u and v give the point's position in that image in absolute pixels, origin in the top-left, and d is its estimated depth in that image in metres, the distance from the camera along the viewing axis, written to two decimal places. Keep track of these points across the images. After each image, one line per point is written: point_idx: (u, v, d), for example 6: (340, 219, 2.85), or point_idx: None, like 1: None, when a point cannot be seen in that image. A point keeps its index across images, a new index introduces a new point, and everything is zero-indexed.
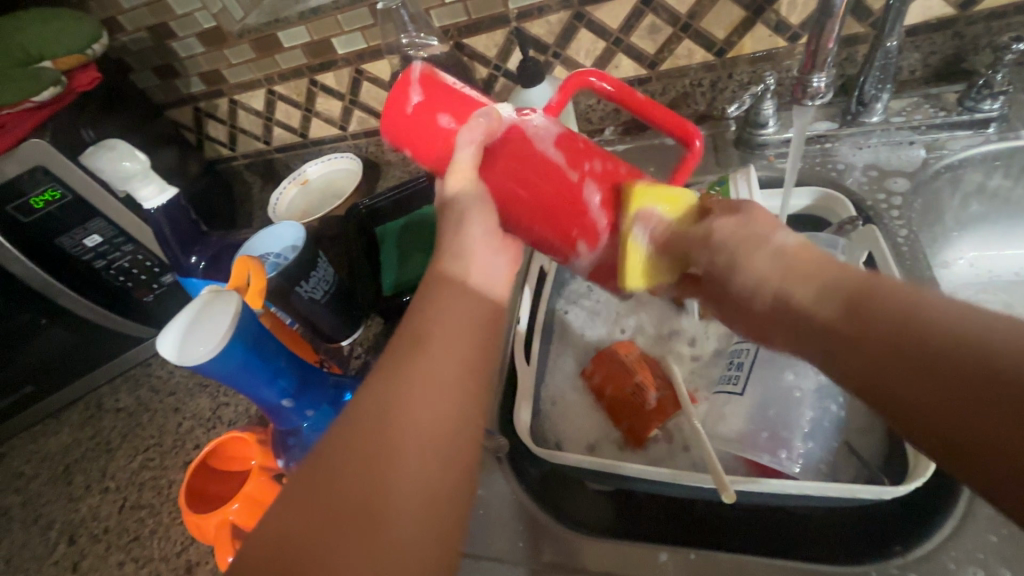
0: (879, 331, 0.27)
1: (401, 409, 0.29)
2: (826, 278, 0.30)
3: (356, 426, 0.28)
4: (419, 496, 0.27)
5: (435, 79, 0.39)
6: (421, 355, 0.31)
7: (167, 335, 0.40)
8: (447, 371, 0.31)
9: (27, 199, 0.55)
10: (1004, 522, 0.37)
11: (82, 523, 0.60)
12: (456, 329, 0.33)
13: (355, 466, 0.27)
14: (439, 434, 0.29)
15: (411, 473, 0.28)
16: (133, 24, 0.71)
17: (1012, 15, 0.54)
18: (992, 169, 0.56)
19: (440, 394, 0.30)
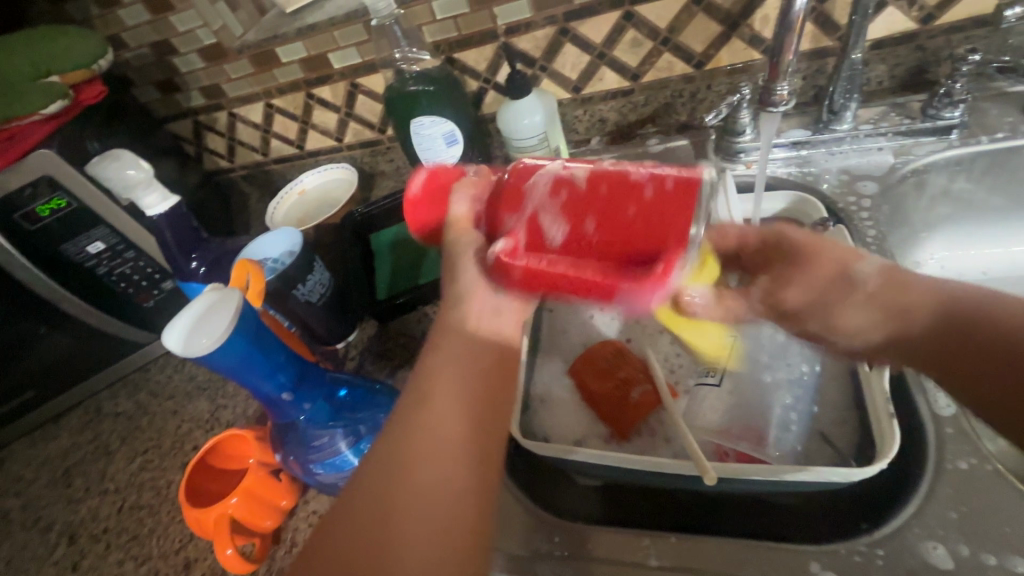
0: (894, 311, 0.36)
1: (413, 450, 0.34)
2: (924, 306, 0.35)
3: (364, 493, 0.32)
4: (428, 547, 0.31)
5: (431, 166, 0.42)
6: (421, 418, 0.35)
7: (173, 328, 0.42)
8: (449, 415, 0.35)
9: (32, 208, 0.57)
10: (963, 500, 0.40)
11: (82, 523, 0.61)
12: (454, 395, 0.36)
13: (365, 530, 0.31)
14: (443, 500, 0.32)
15: (414, 534, 0.31)
16: (135, 41, 0.74)
17: (969, 29, 0.57)
18: (955, 173, 0.60)
19: (440, 460, 0.33)
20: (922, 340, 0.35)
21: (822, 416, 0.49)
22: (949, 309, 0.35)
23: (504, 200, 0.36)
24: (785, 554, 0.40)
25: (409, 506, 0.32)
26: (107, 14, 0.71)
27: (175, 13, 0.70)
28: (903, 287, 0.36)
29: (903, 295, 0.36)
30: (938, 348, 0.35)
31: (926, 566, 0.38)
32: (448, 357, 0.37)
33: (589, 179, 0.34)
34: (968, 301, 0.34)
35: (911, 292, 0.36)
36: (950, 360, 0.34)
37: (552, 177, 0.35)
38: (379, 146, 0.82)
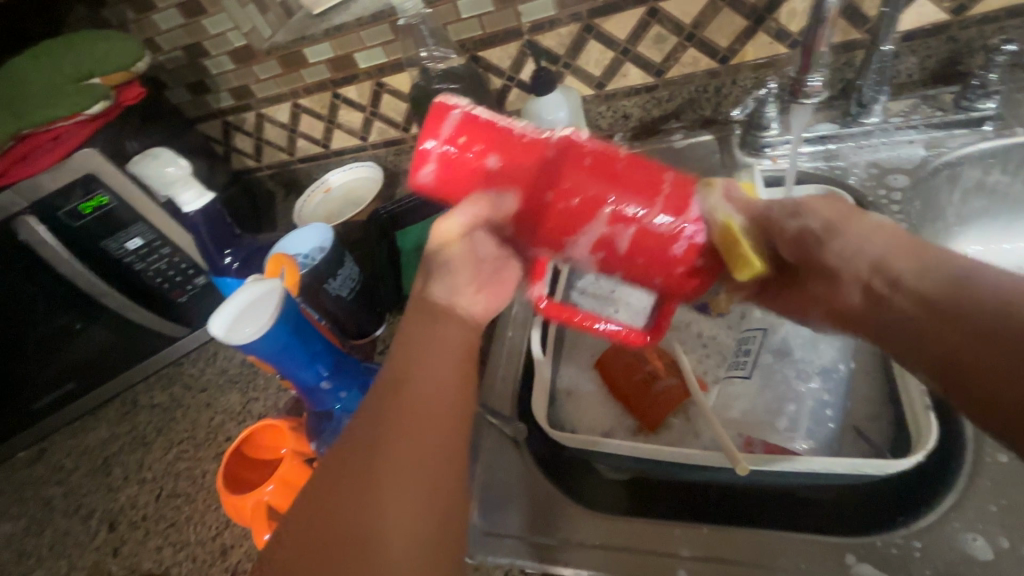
0: (894, 268, 0.33)
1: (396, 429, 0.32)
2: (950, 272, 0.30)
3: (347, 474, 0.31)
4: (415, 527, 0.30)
5: (454, 163, 0.36)
6: (404, 399, 0.33)
7: (223, 313, 0.44)
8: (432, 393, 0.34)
9: (75, 206, 0.60)
10: (1003, 493, 0.40)
11: (121, 511, 0.63)
12: (428, 375, 0.34)
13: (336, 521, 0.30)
14: (418, 478, 0.31)
15: (391, 517, 0.30)
16: (169, 44, 0.76)
17: (1004, 19, 0.56)
18: (989, 166, 0.59)
19: (414, 439, 0.32)
20: (920, 306, 0.31)
21: (855, 411, 0.49)
22: (948, 271, 0.31)
23: (537, 240, 0.38)
24: (821, 548, 0.40)
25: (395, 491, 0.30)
26: (142, 18, 0.74)
27: (208, 16, 0.72)
28: (914, 245, 0.33)
29: (920, 255, 0.32)
30: (920, 322, 0.31)
31: (967, 557, 0.38)
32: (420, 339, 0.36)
33: (626, 244, 0.37)
34: (957, 272, 0.30)
35: (923, 257, 0.32)
36: (928, 334, 0.30)
37: (597, 234, 0.37)
38: (404, 145, 0.83)
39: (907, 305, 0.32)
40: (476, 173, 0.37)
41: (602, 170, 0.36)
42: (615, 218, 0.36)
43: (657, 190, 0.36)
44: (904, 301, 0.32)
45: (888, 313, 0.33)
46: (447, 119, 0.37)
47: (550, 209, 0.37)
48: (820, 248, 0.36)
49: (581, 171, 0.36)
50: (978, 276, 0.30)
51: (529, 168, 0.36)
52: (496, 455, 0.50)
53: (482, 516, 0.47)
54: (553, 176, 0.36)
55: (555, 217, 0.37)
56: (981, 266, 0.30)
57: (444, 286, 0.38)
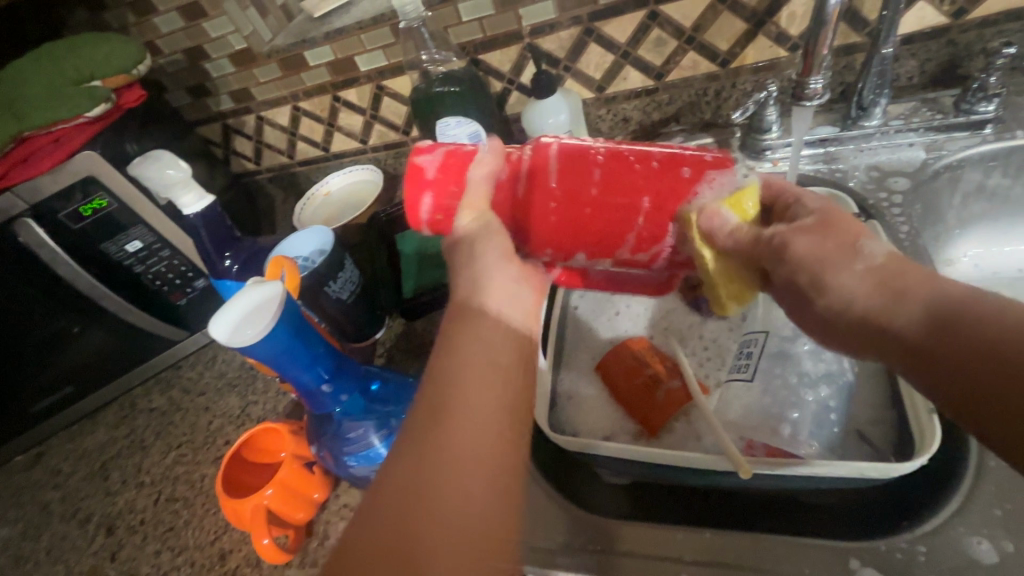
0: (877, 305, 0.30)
1: (455, 430, 0.32)
2: (943, 305, 0.28)
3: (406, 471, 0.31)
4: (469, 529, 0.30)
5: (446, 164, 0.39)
6: (461, 398, 0.33)
7: (224, 314, 0.43)
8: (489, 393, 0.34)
9: (75, 208, 0.60)
10: (1007, 497, 0.40)
11: (119, 515, 0.62)
12: (480, 381, 0.34)
13: (388, 541, 0.28)
14: (473, 496, 0.31)
15: (448, 534, 0.29)
16: (169, 47, 0.77)
17: (1003, 22, 0.56)
18: (990, 169, 0.59)
19: (470, 442, 0.32)
20: (914, 346, 0.29)
21: (858, 414, 0.48)
22: (937, 308, 0.28)
23: (539, 228, 0.38)
24: (824, 552, 0.40)
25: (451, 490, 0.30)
26: (143, 21, 0.74)
27: (209, 19, 0.72)
28: (904, 276, 0.30)
29: (903, 291, 0.30)
30: (921, 358, 0.28)
31: (971, 561, 0.38)
32: (469, 347, 0.35)
33: (625, 218, 0.36)
34: (953, 305, 0.28)
35: (920, 292, 0.29)
36: (932, 369, 0.28)
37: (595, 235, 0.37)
38: (404, 148, 0.83)
39: (898, 349, 0.29)
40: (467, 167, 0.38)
41: (582, 163, 0.36)
42: (610, 189, 0.36)
43: (642, 157, 0.37)
44: (903, 344, 0.29)
45: (881, 354, 0.30)
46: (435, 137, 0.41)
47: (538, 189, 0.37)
48: (810, 279, 0.32)
49: (563, 147, 0.37)
50: (979, 310, 0.27)
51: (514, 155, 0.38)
52: None
53: None
54: (536, 185, 0.37)
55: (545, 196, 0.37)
56: (981, 297, 0.28)
57: (484, 283, 0.37)
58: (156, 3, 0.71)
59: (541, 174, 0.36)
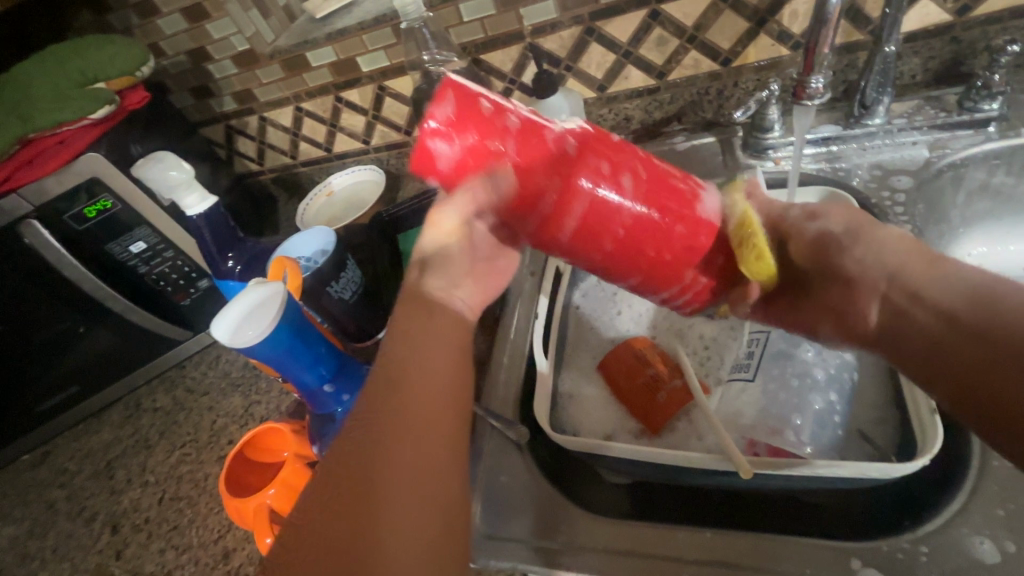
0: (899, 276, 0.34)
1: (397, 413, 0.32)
2: (970, 283, 0.31)
3: (350, 460, 0.31)
4: (416, 507, 0.30)
5: (462, 163, 0.34)
6: (405, 381, 0.33)
7: (232, 306, 0.44)
8: (431, 371, 0.34)
9: (79, 210, 0.60)
10: (1010, 497, 0.39)
11: (124, 514, 0.63)
12: (425, 362, 0.34)
13: (338, 524, 0.29)
14: (423, 462, 0.31)
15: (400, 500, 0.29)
16: (173, 49, 0.77)
17: (1007, 19, 0.56)
18: (994, 167, 0.58)
19: (414, 421, 0.32)
20: (937, 311, 0.32)
21: (860, 414, 0.48)
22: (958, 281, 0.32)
23: (570, 210, 0.35)
24: (825, 552, 0.40)
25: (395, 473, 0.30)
26: (146, 23, 0.74)
27: (212, 20, 0.73)
28: (927, 255, 0.34)
29: (932, 262, 0.33)
30: (936, 336, 0.31)
31: (974, 562, 0.37)
32: (412, 329, 0.36)
33: (631, 264, 0.38)
34: (978, 282, 0.31)
35: (939, 270, 0.33)
36: (947, 347, 0.31)
37: (621, 221, 0.36)
38: (406, 148, 0.84)
39: (925, 314, 0.32)
40: (483, 176, 0.34)
41: (618, 154, 0.36)
42: (645, 185, 0.36)
43: (664, 206, 0.36)
44: (926, 314, 0.32)
45: (905, 327, 0.33)
46: (457, 110, 0.34)
47: (556, 228, 0.36)
48: (841, 251, 0.37)
49: (595, 182, 0.35)
50: (1003, 289, 0.30)
51: (542, 177, 0.35)
52: (498, 458, 0.50)
53: (485, 520, 0.46)
54: (575, 163, 0.35)
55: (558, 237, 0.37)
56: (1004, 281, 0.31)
57: (438, 286, 0.38)
58: (159, 5, 0.72)
59: (584, 156, 0.35)
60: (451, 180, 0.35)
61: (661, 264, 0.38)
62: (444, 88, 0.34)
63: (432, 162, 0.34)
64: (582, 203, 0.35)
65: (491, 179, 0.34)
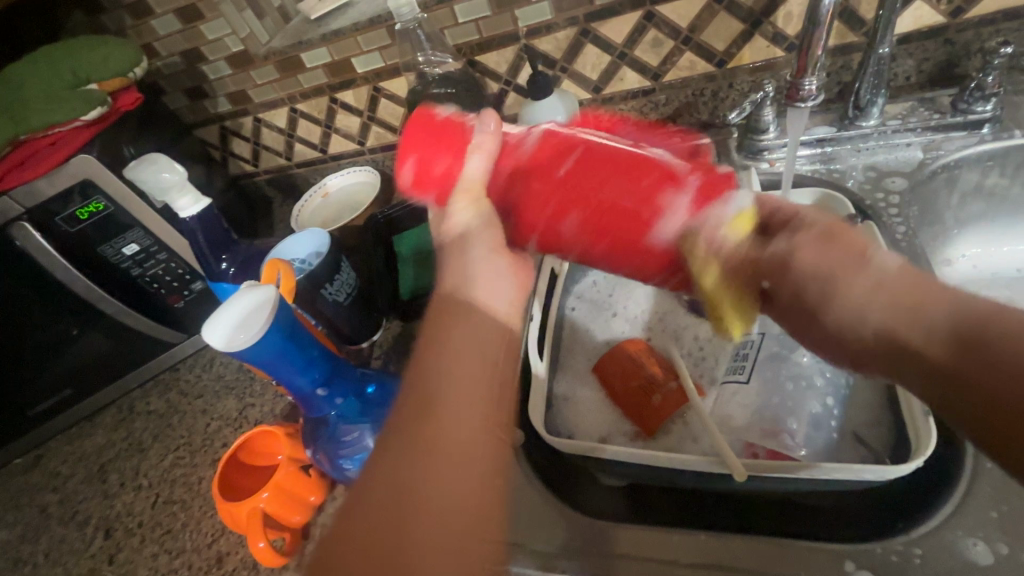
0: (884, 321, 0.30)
1: (448, 414, 0.32)
2: (968, 323, 0.28)
3: (397, 460, 0.31)
4: (463, 512, 0.30)
5: (429, 172, 0.38)
6: (451, 381, 0.33)
7: (225, 309, 0.43)
8: (476, 375, 0.34)
9: (72, 212, 0.60)
10: (1003, 499, 0.39)
11: (118, 518, 0.63)
12: (470, 365, 0.34)
13: (382, 526, 0.29)
14: (469, 476, 0.31)
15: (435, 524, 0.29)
16: (167, 50, 0.77)
17: (1001, 21, 0.56)
18: (987, 169, 0.59)
19: (462, 424, 0.32)
20: (934, 366, 0.28)
21: (854, 416, 0.48)
22: (935, 316, 0.29)
23: (551, 194, 0.36)
24: (819, 554, 0.40)
25: (444, 477, 0.31)
26: (139, 23, 0.74)
27: (206, 21, 0.72)
28: (920, 288, 0.30)
29: (916, 305, 0.30)
30: (948, 376, 0.28)
31: (967, 564, 0.37)
32: (452, 343, 0.35)
33: (623, 254, 0.37)
34: (976, 311, 0.28)
35: (921, 306, 0.30)
36: (955, 390, 0.27)
37: (609, 198, 0.35)
38: None
39: (921, 354, 0.29)
40: (460, 175, 0.38)
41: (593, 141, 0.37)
42: (626, 164, 0.36)
43: (643, 194, 0.35)
44: (926, 350, 0.29)
45: (902, 362, 0.30)
46: (420, 126, 0.39)
47: (527, 221, 0.37)
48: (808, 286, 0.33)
49: (553, 177, 0.36)
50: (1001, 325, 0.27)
51: (498, 175, 0.37)
52: None
53: None
54: (548, 152, 0.37)
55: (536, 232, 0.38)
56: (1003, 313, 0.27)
57: (469, 280, 0.37)
58: (153, 6, 0.71)
59: (555, 145, 0.36)
60: (437, 189, 0.39)
61: (666, 248, 0.36)
62: (416, 115, 0.40)
63: (414, 174, 0.39)
64: (563, 184, 0.36)
65: (468, 172, 0.37)
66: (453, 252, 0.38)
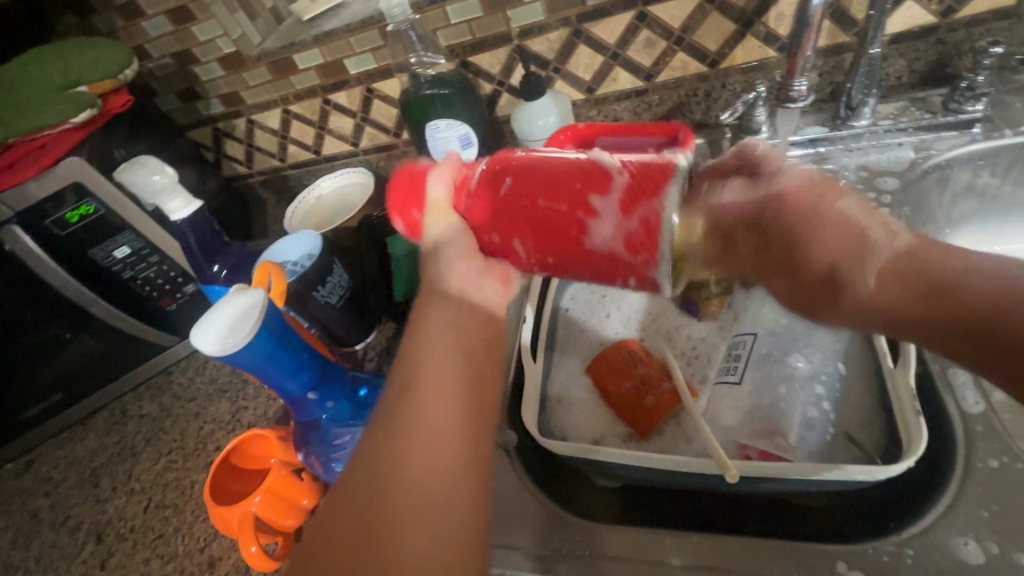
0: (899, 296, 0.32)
1: (417, 408, 0.32)
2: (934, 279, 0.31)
3: (371, 453, 0.32)
4: (438, 501, 0.30)
5: (405, 216, 0.39)
6: (421, 374, 0.33)
7: (221, 310, 0.43)
8: (449, 365, 0.34)
9: (61, 215, 0.59)
10: (995, 499, 0.39)
11: (109, 522, 0.62)
12: (441, 356, 0.34)
13: (358, 520, 0.30)
14: (444, 466, 0.31)
15: (415, 511, 0.30)
16: (158, 51, 0.76)
17: (991, 21, 0.56)
18: (978, 168, 0.59)
19: (433, 415, 0.32)
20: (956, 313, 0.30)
21: (848, 416, 0.48)
22: (929, 285, 0.32)
23: (502, 213, 0.36)
24: (811, 555, 0.40)
25: (416, 467, 0.31)
26: (130, 25, 0.73)
27: (197, 23, 0.72)
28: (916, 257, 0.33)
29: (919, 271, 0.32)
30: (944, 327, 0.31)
31: (959, 563, 0.37)
32: (427, 332, 0.35)
33: (580, 262, 0.35)
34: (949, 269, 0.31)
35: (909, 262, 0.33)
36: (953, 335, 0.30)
37: (555, 206, 0.34)
38: (394, 150, 0.83)
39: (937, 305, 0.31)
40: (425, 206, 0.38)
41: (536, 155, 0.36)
42: (565, 171, 0.34)
43: (578, 198, 0.34)
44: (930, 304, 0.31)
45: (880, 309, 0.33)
46: (398, 175, 0.40)
47: (488, 244, 0.37)
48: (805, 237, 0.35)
49: (498, 198, 0.36)
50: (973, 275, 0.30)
51: (461, 207, 0.37)
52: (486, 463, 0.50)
53: None
54: (495, 175, 0.36)
55: (502, 256, 0.38)
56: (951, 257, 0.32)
57: (443, 275, 0.37)
58: (144, 8, 0.71)
59: (502, 168, 0.36)
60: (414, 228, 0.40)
61: (620, 248, 0.34)
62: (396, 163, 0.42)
63: (395, 216, 0.40)
64: (512, 201, 0.35)
65: (431, 203, 0.38)
66: (430, 270, 0.38)
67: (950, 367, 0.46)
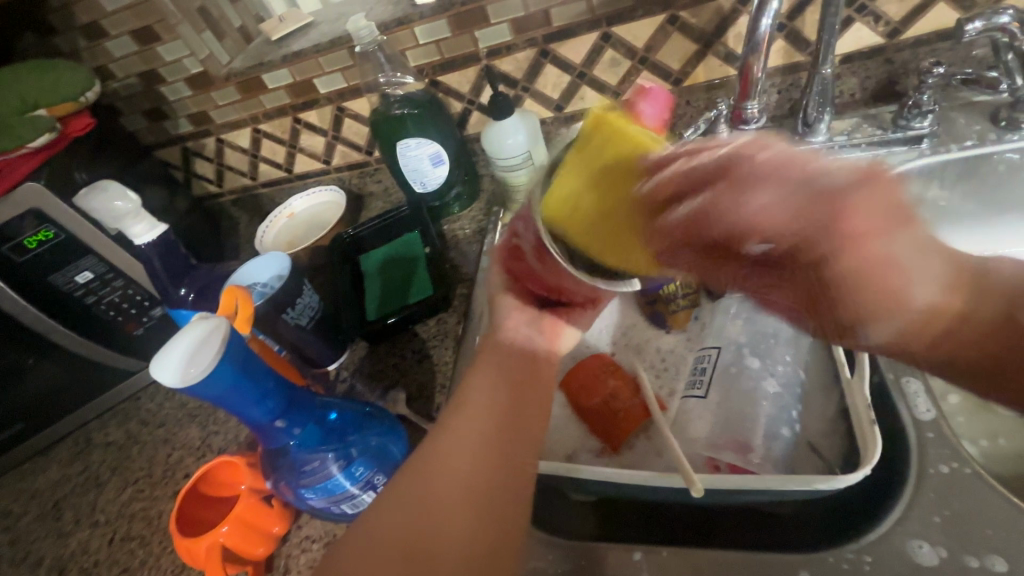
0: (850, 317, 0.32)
1: (448, 444, 0.39)
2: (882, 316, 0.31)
3: (407, 487, 0.37)
4: (459, 523, 0.36)
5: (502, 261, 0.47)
6: (456, 418, 0.40)
7: (181, 339, 0.42)
8: (480, 411, 0.40)
9: (21, 239, 0.57)
10: (945, 504, 0.41)
11: (72, 557, 0.60)
12: (477, 401, 0.41)
13: (392, 544, 0.35)
14: (470, 492, 0.37)
15: (446, 543, 0.35)
16: (123, 71, 0.75)
17: (935, 42, 0.59)
18: (930, 180, 0.60)
19: (464, 452, 0.38)
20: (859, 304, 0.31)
21: (809, 426, 0.50)
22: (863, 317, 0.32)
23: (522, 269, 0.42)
24: (774, 565, 0.41)
25: (443, 495, 0.37)
26: (94, 45, 0.72)
27: (163, 43, 0.71)
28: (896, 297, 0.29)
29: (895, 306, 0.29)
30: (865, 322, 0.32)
31: (915, 567, 0.39)
32: (462, 400, 0.41)
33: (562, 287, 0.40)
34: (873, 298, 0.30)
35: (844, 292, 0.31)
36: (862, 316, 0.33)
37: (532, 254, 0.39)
38: (367, 168, 0.83)
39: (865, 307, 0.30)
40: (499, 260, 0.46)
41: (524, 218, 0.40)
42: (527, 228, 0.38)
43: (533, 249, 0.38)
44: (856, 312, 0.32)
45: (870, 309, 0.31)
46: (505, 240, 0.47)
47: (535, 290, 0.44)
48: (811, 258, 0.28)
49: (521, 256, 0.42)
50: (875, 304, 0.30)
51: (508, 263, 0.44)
52: None
53: None
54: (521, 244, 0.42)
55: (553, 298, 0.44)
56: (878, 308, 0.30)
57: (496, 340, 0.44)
58: (107, 28, 0.70)
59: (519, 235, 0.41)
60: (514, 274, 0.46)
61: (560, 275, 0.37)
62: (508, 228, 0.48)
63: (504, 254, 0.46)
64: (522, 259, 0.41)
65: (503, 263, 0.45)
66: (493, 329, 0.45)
67: (903, 376, 0.47)
